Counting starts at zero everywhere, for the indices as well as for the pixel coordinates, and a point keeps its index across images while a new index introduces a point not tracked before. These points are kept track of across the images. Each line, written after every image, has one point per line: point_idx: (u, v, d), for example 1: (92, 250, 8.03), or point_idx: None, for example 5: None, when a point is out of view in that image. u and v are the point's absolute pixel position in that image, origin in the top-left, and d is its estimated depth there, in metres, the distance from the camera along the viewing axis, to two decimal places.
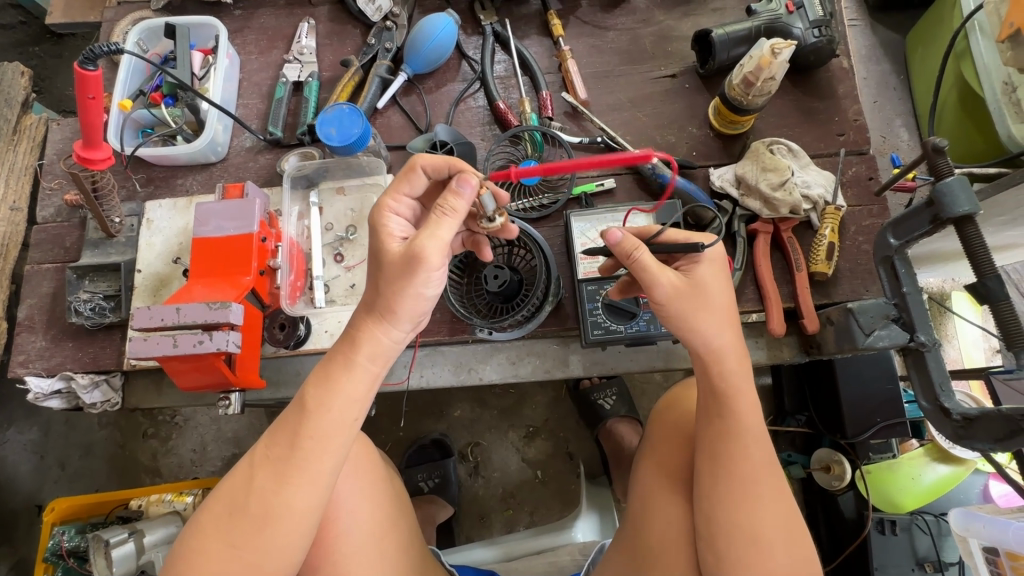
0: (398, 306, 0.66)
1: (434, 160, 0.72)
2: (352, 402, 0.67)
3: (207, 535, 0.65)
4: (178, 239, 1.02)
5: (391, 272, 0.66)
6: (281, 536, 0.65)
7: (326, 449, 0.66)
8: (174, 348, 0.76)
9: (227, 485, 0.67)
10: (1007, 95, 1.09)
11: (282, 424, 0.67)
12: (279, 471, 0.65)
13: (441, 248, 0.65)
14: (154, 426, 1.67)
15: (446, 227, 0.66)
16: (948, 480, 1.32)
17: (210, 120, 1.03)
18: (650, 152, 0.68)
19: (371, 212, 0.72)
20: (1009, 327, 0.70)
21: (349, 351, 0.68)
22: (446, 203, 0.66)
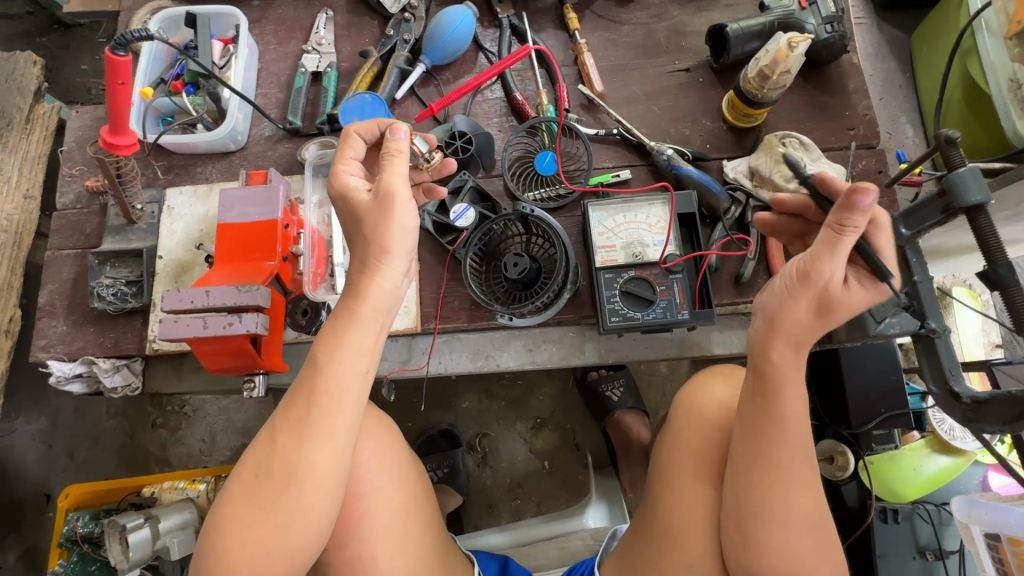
0: (388, 242, 0.68)
1: (367, 123, 0.75)
2: (361, 355, 0.68)
3: (236, 499, 0.67)
4: (198, 226, 1.03)
5: (368, 217, 0.69)
6: (305, 494, 0.66)
7: (341, 405, 0.68)
8: (204, 330, 0.77)
9: (251, 451, 0.69)
10: (1012, 92, 1.11)
11: (299, 386, 0.68)
12: (298, 431, 0.67)
13: (404, 180, 0.70)
14: (164, 416, 1.68)
15: (401, 162, 0.70)
16: (949, 471, 1.38)
17: (231, 108, 1.04)
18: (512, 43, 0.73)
19: (330, 184, 0.73)
20: (1018, 313, 0.72)
21: (355, 306, 0.68)
22: (390, 146, 0.71)
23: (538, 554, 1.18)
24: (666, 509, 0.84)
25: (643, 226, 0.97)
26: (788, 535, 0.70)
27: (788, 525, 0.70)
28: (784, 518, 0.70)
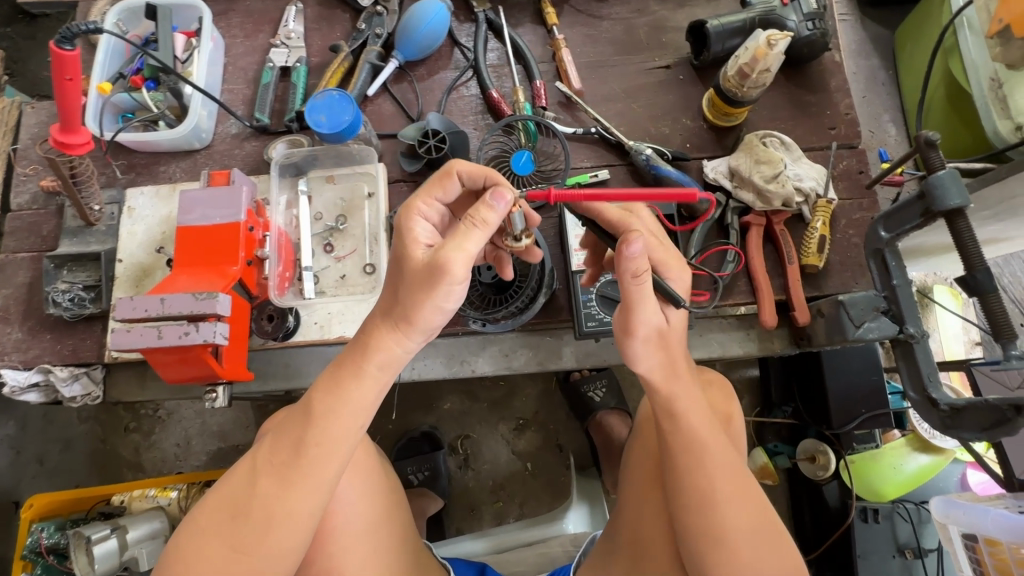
0: (415, 316, 0.63)
1: (473, 170, 0.71)
2: (360, 410, 0.66)
3: (203, 537, 0.64)
4: (161, 228, 0.99)
5: (412, 280, 0.63)
6: (282, 542, 0.64)
7: (332, 458, 0.65)
8: (158, 340, 0.74)
9: (226, 487, 0.66)
10: (993, 91, 1.10)
11: (289, 429, 0.66)
12: (283, 476, 0.64)
13: (466, 261, 0.61)
14: (137, 420, 1.63)
15: (473, 239, 0.61)
16: (929, 469, 1.34)
17: (193, 105, 1.00)
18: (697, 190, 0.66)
19: (400, 212, 0.69)
20: (996, 319, 0.71)
21: (360, 361, 0.66)
22: (476, 214, 0.61)
23: (515, 561, 1.17)
24: (634, 524, 0.85)
25: None
26: (748, 563, 0.69)
27: (750, 553, 0.69)
28: (745, 544, 0.69)
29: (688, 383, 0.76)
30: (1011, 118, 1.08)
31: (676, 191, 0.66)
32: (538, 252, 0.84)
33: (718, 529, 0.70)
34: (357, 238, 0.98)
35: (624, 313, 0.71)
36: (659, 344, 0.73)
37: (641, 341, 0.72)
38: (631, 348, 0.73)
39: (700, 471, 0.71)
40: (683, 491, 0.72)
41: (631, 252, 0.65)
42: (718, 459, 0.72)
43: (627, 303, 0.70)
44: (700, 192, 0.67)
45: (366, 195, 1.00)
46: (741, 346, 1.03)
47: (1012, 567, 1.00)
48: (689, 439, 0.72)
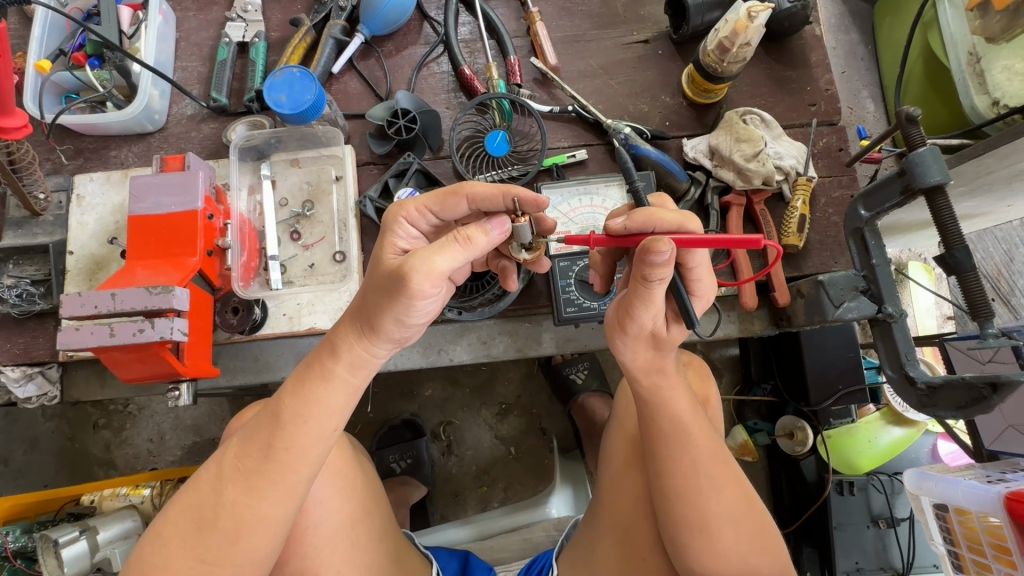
0: (376, 322, 0.60)
1: (484, 189, 0.65)
2: (332, 413, 0.63)
3: (170, 547, 0.61)
4: (113, 217, 0.93)
5: (380, 284, 0.60)
6: (253, 548, 0.62)
7: (305, 462, 0.62)
8: (111, 338, 0.70)
9: (191, 495, 0.63)
10: (971, 66, 1.09)
11: (256, 434, 0.62)
12: (250, 484, 0.61)
13: (430, 277, 0.56)
14: (106, 416, 1.57)
15: (449, 253, 0.58)
16: (901, 442, 1.35)
17: (143, 84, 0.93)
18: (764, 237, 0.55)
19: (389, 211, 0.67)
20: (974, 297, 0.70)
21: (328, 361, 0.62)
22: (465, 231, 0.59)
23: (500, 547, 1.16)
24: (611, 508, 0.85)
25: (599, 209, 0.93)
26: (720, 544, 0.70)
27: (725, 532, 0.70)
28: (717, 524, 0.70)
29: (675, 377, 0.72)
30: (989, 93, 1.06)
31: (738, 237, 0.56)
32: (546, 264, 0.79)
33: (694, 514, 0.70)
34: (326, 225, 0.94)
35: (624, 307, 0.64)
36: (649, 347, 0.68)
37: (631, 338, 0.67)
38: (621, 341, 0.68)
39: (681, 461, 0.70)
40: (666, 479, 0.71)
41: (653, 261, 0.55)
42: (702, 452, 0.71)
43: (630, 300, 0.63)
44: (766, 240, 0.55)
45: (333, 179, 0.95)
46: (722, 328, 1.02)
47: (980, 534, 1.02)
48: (672, 432, 0.71)
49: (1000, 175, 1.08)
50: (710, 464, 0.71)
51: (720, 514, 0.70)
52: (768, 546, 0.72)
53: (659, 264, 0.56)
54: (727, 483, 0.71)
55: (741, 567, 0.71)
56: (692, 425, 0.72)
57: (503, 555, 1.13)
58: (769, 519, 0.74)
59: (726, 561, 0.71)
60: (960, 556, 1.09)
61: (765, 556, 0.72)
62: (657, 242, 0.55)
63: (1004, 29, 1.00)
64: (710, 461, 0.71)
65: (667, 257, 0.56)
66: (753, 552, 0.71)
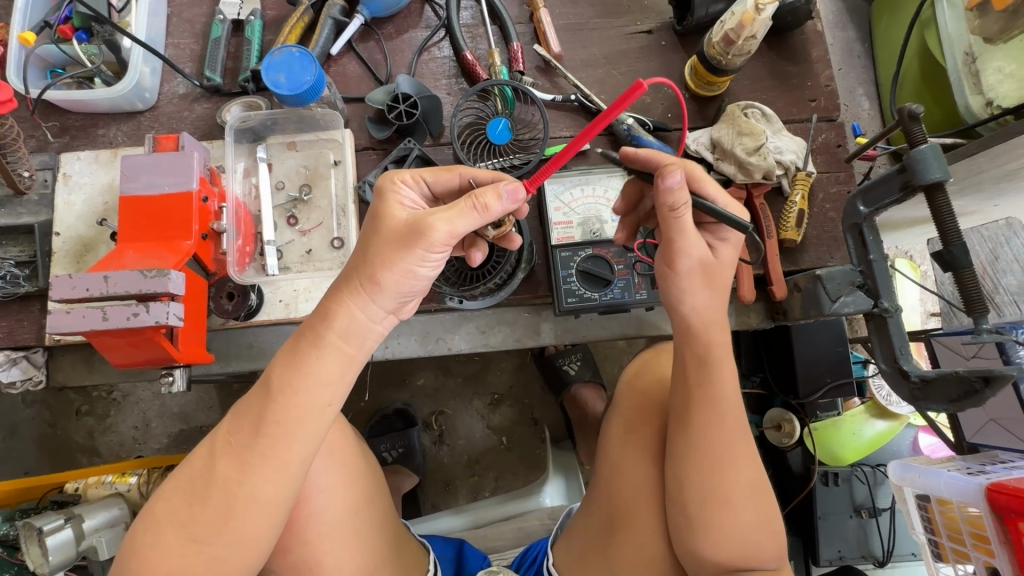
0: (383, 276, 0.61)
1: (484, 171, 0.73)
2: (325, 385, 0.62)
3: (162, 528, 0.60)
4: (102, 198, 0.90)
5: (387, 239, 0.62)
6: (246, 527, 0.61)
7: (296, 437, 0.61)
8: (104, 322, 0.68)
9: (184, 474, 0.62)
10: (967, 66, 1.10)
11: (247, 408, 0.61)
12: (243, 459, 0.60)
13: (449, 235, 0.61)
14: (89, 403, 1.53)
15: (465, 219, 0.61)
16: (884, 435, 1.43)
17: (134, 60, 0.89)
18: (642, 81, 0.52)
19: (382, 179, 0.68)
20: (969, 294, 0.71)
21: (320, 328, 0.61)
22: (481, 198, 0.61)
23: (494, 535, 1.17)
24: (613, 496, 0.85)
25: (602, 200, 0.93)
26: (732, 525, 0.72)
27: (737, 510, 0.72)
28: (730, 501, 0.72)
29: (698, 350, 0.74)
30: (983, 94, 1.08)
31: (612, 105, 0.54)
32: (517, 239, 0.81)
33: (711, 492, 0.72)
34: (323, 210, 0.92)
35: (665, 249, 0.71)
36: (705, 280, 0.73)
37: (685, 275, 0.71)
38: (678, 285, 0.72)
39: (701, 442, 0.73)
40: (692, 455, 0.73)
41: (669, 184, 0.64)
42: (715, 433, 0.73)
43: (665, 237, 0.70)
44: (646, 81, 0.52)
45: (331, 164, 0.93)
46: None
47: (960, 524, 1.06)
48: (695, 412, 0.74)
49: (992, 174, 1.11)
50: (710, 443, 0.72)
51: (733, 491, 0.73)
52: (770, 525, 0.74)
53: (675, 187, 0.65)
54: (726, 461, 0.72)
55: (749, 548, 0.73)
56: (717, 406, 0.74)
57: (497, 545, 1.14)
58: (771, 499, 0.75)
59: (734, 544, 0.72)
60: (940, 545, 1.12)
61: (767, 537, 0.73)
62: (669, 168, 0.64)
63: (1001, 30, 1.02)
64: (724, 441, 0.73)
65: (679, 180, 0.64)
66: (762, 533, 0.73)
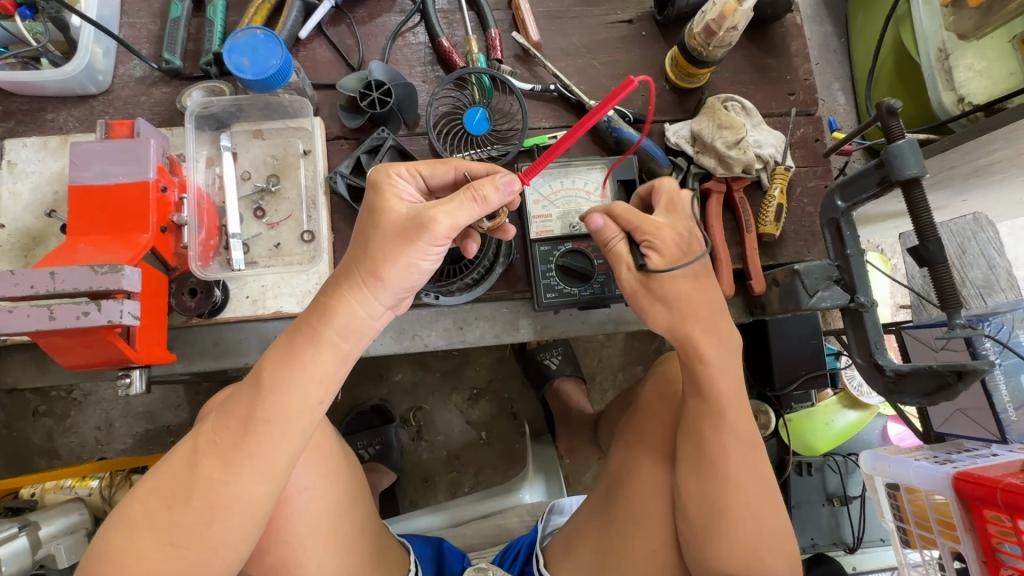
0: (386, 271, 0.60)
1: (479, 164, 0.70)
2: (316, 383, 0.59)
3: (137, 530, 0.56)
4: (51, 187, 0.85)
5: (387, 233, 0.61)
6: (228, 530, 0.57)
7: (287, 438, 0.58)
8: (50, 322, 0.63)
9: (163, 473, 0.58)
10: (940, 62, 1.11)
11: (234, 404, 0.58)
12: (227, 458, 0.57)
13: (450, 228, 0.61)
14: (47, 403, 1.46)
15: (466, 211, 0.61)
16: (856, 425, 1.45)
17: (85, 39, 0.84)
18: (634, 78, 0.54)
19: (376, 172, 0.66)
20: (943, 289, 0.71)
21: (318, 324, 0.59)
22: (479, 189, 0.61)
23: (472, 533, 1.15)
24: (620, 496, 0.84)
25: (581, 193, 0.91)
26: (734, 544, 0.70)
27: (743, 526, 0.71)
28: (736, 517, 0.70)
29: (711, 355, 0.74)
30: (956, 90, 1.09)
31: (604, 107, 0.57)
32: (512, 230, 0.79)
33: (717, 506, 0.70)
34: (292, 202, 0.88)
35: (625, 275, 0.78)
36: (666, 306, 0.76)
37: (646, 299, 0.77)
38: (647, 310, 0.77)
39: (711, 453, 0.71)
40: (700, 464, 0.72)
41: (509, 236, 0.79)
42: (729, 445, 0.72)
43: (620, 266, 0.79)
44: (637, 78, 0.54)
45: (301, 153, 0.89)
46: None
47: (928, 510, 1.09)
48: (710, 422, 0.72)
49: (963, 170, 1.13)
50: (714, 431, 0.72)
51: (742, 508, 0.70)
52: (774, 523, 0.73)
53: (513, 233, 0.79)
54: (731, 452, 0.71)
55: (751, 564, 0.71)
56: (729, 418, 0.72)
57: (475, 543, 1.12)
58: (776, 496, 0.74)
59: (737, 560, 0.71)
60: (908, 532, 1.16)
61: (772, 536, 0.72)
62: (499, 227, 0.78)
63: (975, 27, 1.00)
64: (738, 454, 0.72)
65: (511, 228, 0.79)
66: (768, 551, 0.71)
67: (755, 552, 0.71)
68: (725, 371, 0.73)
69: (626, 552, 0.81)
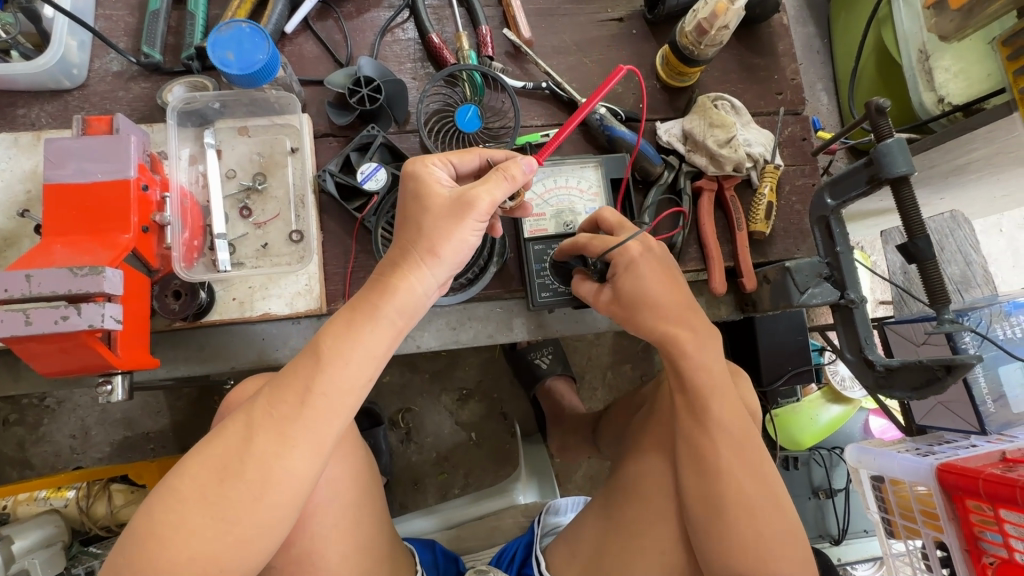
0: (443, 248, 0.65)
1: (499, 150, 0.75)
2: (370, 359, 0.62)
3: (184, 504, 0.55)
4: (24, 185, 0.81)
5: (438, 215, 0.66)
6: (275, 506, 0.57)
7: (340, 413, 0.60)
8: (26, 327, 0.60)
9: (215, 447, 0.57)
10: (920, 63, 1.14)
11: (291, 378, 0.59)
12: (283, 431, 0.58)
13: (492, 205, 0.66)
14: (18, 412, 1.40)
15: (502, 189, 0.66)
16: (839, 419, 1.49)
17: (58, 31, 0.80)
18: (622, 69, 0.71)
19: (413, 163, 0.69)
20: (932, 286, 0.73)
21: (377, 299, 0.63)
22: (508, 168, 0.67)
23: (466, 536, 1.14)
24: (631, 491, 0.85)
25: (575, 192, 0.91)
26: (737, 537, 0.68)
27: (747, 519, 0.69)
28: (737, 509, 0.69)
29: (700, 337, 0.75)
30: (936, 91, 1.12)
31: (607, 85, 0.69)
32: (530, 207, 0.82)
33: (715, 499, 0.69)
34: (280, 201, 0.85)
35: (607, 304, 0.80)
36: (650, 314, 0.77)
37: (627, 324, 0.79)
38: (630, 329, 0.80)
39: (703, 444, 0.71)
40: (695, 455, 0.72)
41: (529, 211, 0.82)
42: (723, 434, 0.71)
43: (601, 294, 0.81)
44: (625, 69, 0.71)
45: (288, 151, 0.87)
46: None
47: (912, 502, 1.11)
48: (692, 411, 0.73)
49: (943, 168, 1.15)
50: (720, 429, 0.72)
51: (740, 502, 0.69)
52: (781, 518, 0.70)
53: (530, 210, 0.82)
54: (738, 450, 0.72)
55: (756, 560, 0.69)
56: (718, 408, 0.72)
57: (470, 547, 1.11)
58: (782, 498, 0.72)
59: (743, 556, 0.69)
60: (892, 523, 1.18)
61: (783, 545, 0.69)
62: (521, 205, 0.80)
63: (956, 28, 1.01)
64: (733, 446, 0.71)
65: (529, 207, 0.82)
66: (781, 551, 0.69)
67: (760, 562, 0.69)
68: (704, 362, 0.74)
69: (635, 549, 0.81)
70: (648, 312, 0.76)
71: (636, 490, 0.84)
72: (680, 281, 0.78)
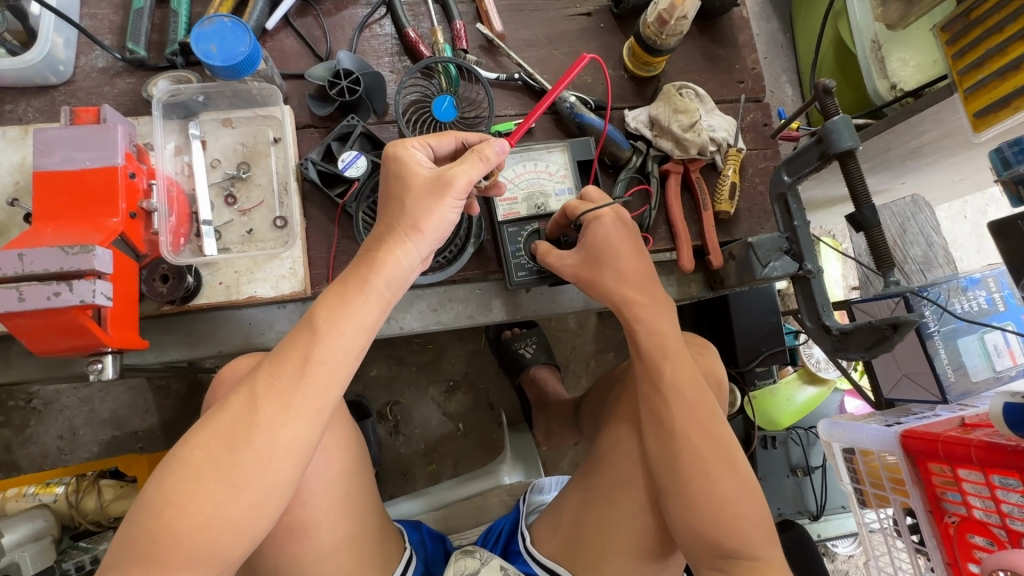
0: (425, 223, 0.69)
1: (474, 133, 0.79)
2: (362, 330, 0.65)
3: (195, 473, 0.57)
4: (12, 177, 0.83)
5: (419, 193, 0.69)
6: (279, 473, 0.60)
7: (337, 381, 0.63)
8: (19, 303, 0.63)
9: (221, 420, 0.59)
10: (873, 52, 1.21)
11: (291, 349, 0.62)
12: (285, 400, 0.60)
13: (469, 184, 0.70)
14: (4, 414, 1.41)
15: (477, 169, 0.70)
16: (814, 400, 1.53)
17: (45, 28, 0.83)
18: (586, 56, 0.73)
19: (394, 146, 0.73)
20: (879, 252, 0.78)
21: (367, 274, 0.66)
22: (482, 150, 0.70)
23: (454, 516, 1.18)
24: (609, 468, 0.87)
25: (544, 175, 0.95)
26: (718, 501, 0.72)
27: (724, 482, 0.73)
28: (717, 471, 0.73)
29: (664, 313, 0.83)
30: (888, 78, 1.18)
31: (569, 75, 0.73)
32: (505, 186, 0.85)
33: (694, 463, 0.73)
34: (264, 188, 0.89)
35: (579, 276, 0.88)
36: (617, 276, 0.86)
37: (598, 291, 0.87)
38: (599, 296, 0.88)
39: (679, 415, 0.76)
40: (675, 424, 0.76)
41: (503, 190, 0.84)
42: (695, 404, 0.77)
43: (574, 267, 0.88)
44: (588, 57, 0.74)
45: (271, 141, 0.90)
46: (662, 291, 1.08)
47: (881, 471, 1.16)
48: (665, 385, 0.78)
49: (899, 150, 1.22)
50: (684, 394, 0.77)
51: (718, 467, 0.73)
52: (751, 484, 0.74)
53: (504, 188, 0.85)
54: (702, 412, 0.77)
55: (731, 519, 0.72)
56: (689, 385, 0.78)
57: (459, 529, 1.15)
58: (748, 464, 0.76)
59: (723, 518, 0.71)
60: (863, 491, 1.23)
61: (752, 501, 0.73)
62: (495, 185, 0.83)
63: (901, 16, 1.08)
64: (702, 416, 0.76)
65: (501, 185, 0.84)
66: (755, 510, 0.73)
67: (734, 517, 0.72)
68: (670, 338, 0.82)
69: (615, 522, 0.84)
70: (605, 289, 0.86)
71: (613, 467, 0.87)
72: (644, 252, 0.88)
